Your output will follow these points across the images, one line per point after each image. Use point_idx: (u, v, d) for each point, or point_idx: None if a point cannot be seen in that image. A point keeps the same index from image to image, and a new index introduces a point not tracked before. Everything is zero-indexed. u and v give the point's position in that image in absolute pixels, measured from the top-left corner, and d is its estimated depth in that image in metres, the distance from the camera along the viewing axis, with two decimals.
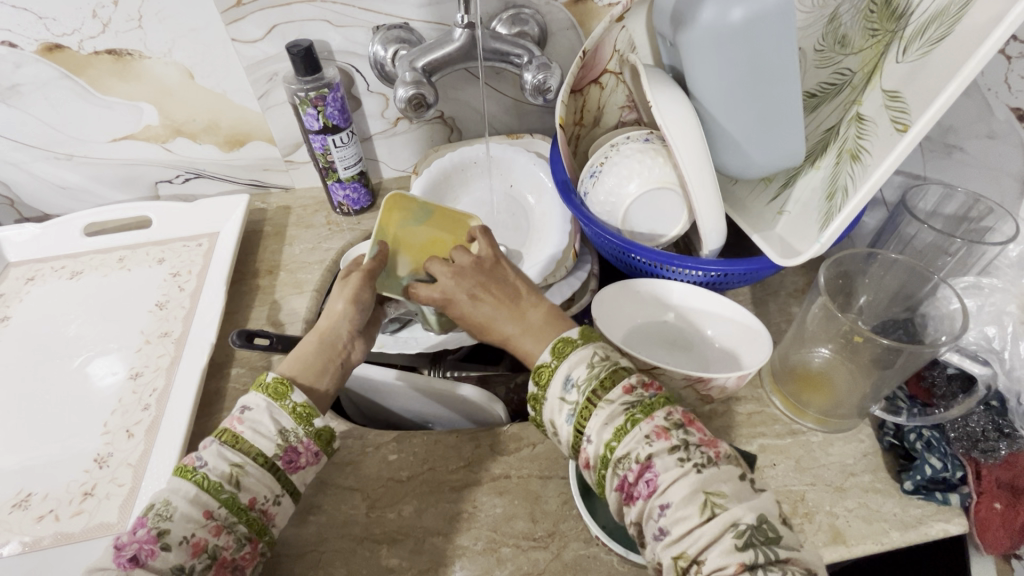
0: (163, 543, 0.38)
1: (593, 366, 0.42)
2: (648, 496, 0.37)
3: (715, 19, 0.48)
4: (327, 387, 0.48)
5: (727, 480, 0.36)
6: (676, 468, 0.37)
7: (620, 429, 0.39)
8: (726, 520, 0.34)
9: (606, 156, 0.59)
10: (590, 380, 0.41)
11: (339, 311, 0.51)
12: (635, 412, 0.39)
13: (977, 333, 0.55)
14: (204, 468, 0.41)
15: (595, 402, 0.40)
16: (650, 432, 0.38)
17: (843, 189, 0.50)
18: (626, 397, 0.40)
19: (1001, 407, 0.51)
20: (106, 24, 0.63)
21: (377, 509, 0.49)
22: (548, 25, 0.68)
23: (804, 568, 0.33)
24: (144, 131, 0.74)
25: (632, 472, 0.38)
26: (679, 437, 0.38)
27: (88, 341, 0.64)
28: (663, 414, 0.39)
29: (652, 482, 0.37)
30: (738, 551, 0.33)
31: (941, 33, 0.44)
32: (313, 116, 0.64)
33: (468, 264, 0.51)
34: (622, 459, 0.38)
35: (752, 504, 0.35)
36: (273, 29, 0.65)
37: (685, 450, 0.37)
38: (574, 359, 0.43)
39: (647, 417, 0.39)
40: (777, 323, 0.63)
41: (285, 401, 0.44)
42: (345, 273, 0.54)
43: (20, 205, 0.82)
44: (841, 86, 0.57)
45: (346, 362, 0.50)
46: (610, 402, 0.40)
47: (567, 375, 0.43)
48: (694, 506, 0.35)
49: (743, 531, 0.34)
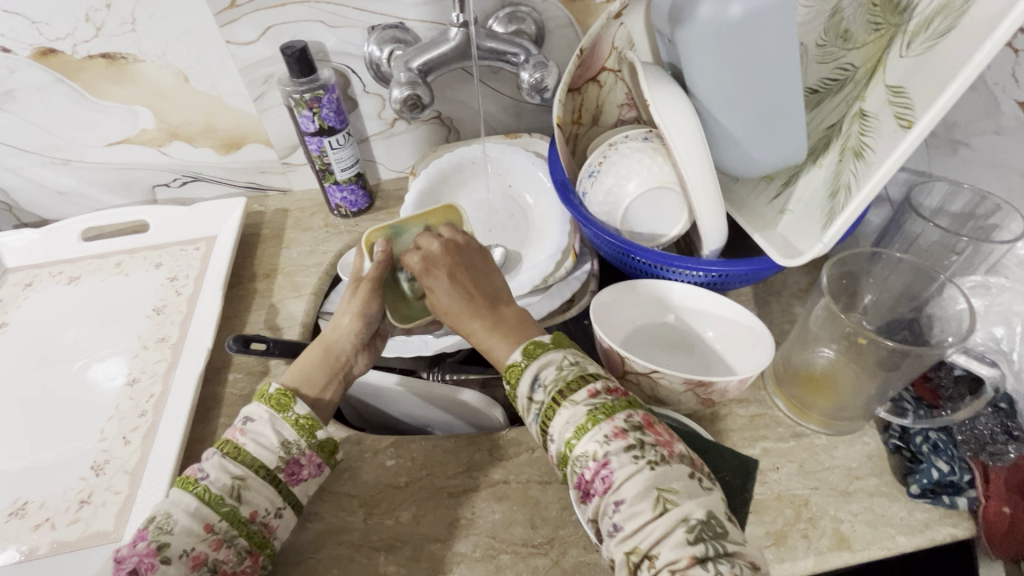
0: (162, 556, 0.37)
1: (561, 369, 0.42)
2: (604, 493, 0.36)
3: (713, 15, 0.47)
4: (331, 399, 0.49)
5: (679, 478, 0.36)
6: (630, 466, 0.36)
7: (580, 428, 0.38)
8: (676, 516, 0.34)
9: (604, 155, 0.58)
10: (557, 381, 0.41)
11: (345, 326, 0.52)
12: (596, 412, 0.38)
13: (984, 333, 0.54)
14: (206, 481, 0.41)
15: (559, 402, 0.40)
16: (608, 431, 0.37)
17: (845, 187, 0.49)
18: (590, 400, 0.39)
19: (1010, 408, 0.50)
20: (99, 27, 0.63)
21: (374, 516, 0.48)
22: (545, 22, 0.67)
23: (751, 563, 0.34)
24: (141, 135, 0.74)
25: (588, 470, 0.37)
26: (636, 437, 0.37)
27: (85, 346, 0.64)
28: (623, 415, 0.38)
29: (608, 479, 0.36)
30: (689, 545, 0.33)
31: (945, 27, 0.43)
32: (308, 117, 0.64)
33: (455, 246, 0.52)
34: (580, 457, 0.37)
35: (702, 500, 0.35)
36: (267, 31, 0.64)
37: (640, 449, 0.37)
38: (542, 361, 0.42)
39: (608, 417, 0.38)
40: (780, 323, 0.62)
41: (288, 414, 0.45)
42: (353, 282, 0.54)
43: (18, 210, 0.82)
44: (843, 82, 0.56)
45: (349, 375, 0.51)
46: (574, 403, 0.39)
47: (535, 375, 0.42)
48: (647, 501, 0.35)
49: (693, 526, 0.34)
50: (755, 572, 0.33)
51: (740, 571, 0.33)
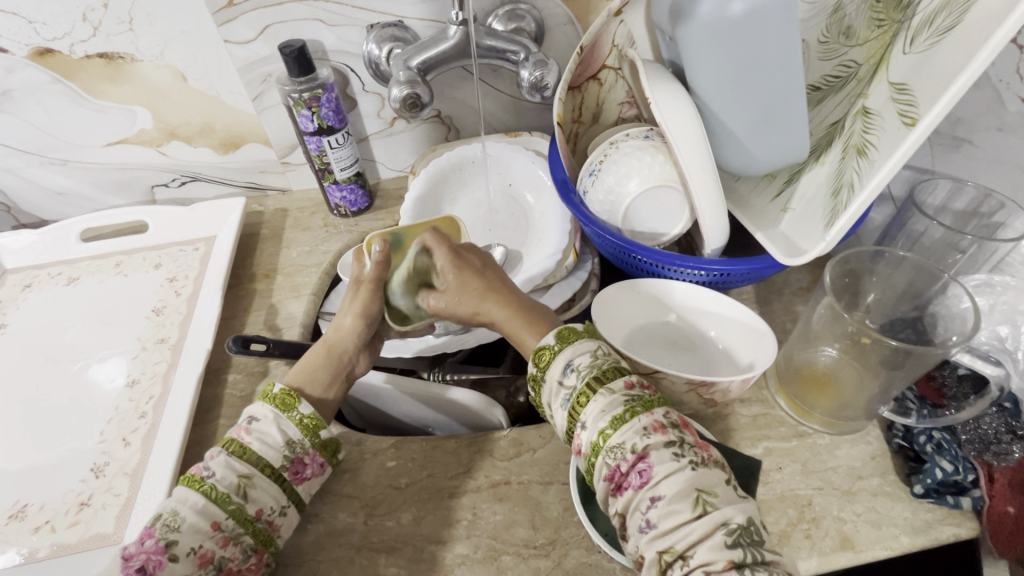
0: (170, 554, 0.37)
1: (596, 356, 0.42)
2: (639, 487, 0.36)
3: (715, 12, 0.46)
4: (334, 399, 0.49)
5: (718, 482, 0.36)
6: (671, 462, 0.36)
7: (617, 418, 0.38)
8: (716, 518, 0.34)
9: (605, 153, 0.58)
10: (593, 369, 0.41)
11: (347, 327, 0.52)
12: (635, 405, 0.39)
13: (989, 333, 0.54)
14: (212, 479, 0.40)
15: (594, 389, 0.40)
16: (648, 424, 0.37)
17: (848, 185, 0.49)
18: (627, 391, 0.39)
19: (1014, 408, 0.49)
20: (96, 27, 0.63)
21: (375, 517, 0.48)
22: (545, 20, 0.67)
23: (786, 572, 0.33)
24: (139, 135, 0.74)
25: (625, 462, 0.36)
26: (676, 434, 0.37)
27: (84, 347, 0.63)
28: (661, 412, 0.39)
29: (646, 473, 0.36)
30: (727, 548, 0.33)
31: (950, 23, 0.43)
32: (307, 117, 0.63)
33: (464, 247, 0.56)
34: (615, 448, 0.37)
35: (740, 505, 0.35)
36: (265, 29, 0.64)
37: (680, 447, 0.37)
38: (577, 347, 0.43)
39: (646, 411, 0.38)
40: (782, 322, 0.61)
41: (293, 414, 0.44)
42: (353, 284, 0.54)
43: (16, 211, 0.82)
44: (845, 78, 0.55)
45: (352, 375, 0.51)
46: (611, 391, 0.39)
47: (568, 360, 0.42)
48: (687, 501, 0.34)
49: (732, 530, 0.33)
50: None
51: None
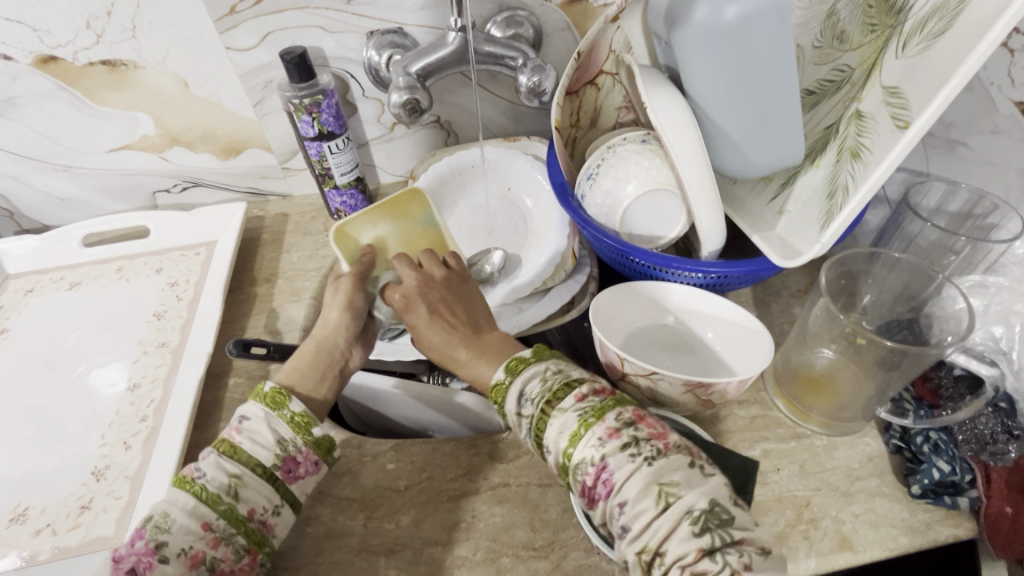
0: (160, 556, 0.37)
1: (547, 379, 0.42)
2: (607, 496, 0.36)
3: (709, 18, 0.47)
4: (326, 396, 0.49)
5: (679, 469, 0.35)
6: (628, 465, 0.36)
7: (574, 436, 0.38)
8: (679, 509, 0.34)
9: (603, 157, 0.58)
10: (544, 392, 0.41)
11: (334, 322, 0.52)
12: (587, 417, 0.38)
13: (983, 333, 0.54)
14: (203, 480, 0.40)
15: (549, 413, 0.40)
16: (602, 434, 0.37)
17: (843, 187, 0.49)
18: (578, 405, 0.39)
19: (1010, 408, 0.50)
20: (100, 35, 0.63)
21: (375, 519, 0.48)
22: (543, 26, 0.67)
23: (759, 547, 0.33)
24: (142, 141, 0.74)
25: (589, 476, 0.37)
26: (629, 434, 0.37)
27: (86, 351, 0.64)
28: (614, 415, 0.38)
29: (609, 482, 0.36)
30: (695, 537, 0.33)
31: (941, 27, 0.43)
32: (308, 123, 0.64)
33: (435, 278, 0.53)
34: (579, 465, 0.37)
35: (704, 489, 0.35)
36: (266, 37, 0.65)
37: (635, 446, 0.36)
38: (526, 375, 0.42)
39: (599, 420, 0.38)
40: (779, 324, 0.62)
41: (284, 411, 0.45)
42: (334, 281, 0.55)
43: (20, 217, 0.83)
44: (840, 82, 0.56)
45: (344, 370, 0.51)
46: (563, 411, 0.39)
47: (521, 391, 0.42)
48: (649, 499, 0.34)
49: (697, 517, 0.33)
50: (766, 556, 0.33)
51: (750, 558, 0.32)
